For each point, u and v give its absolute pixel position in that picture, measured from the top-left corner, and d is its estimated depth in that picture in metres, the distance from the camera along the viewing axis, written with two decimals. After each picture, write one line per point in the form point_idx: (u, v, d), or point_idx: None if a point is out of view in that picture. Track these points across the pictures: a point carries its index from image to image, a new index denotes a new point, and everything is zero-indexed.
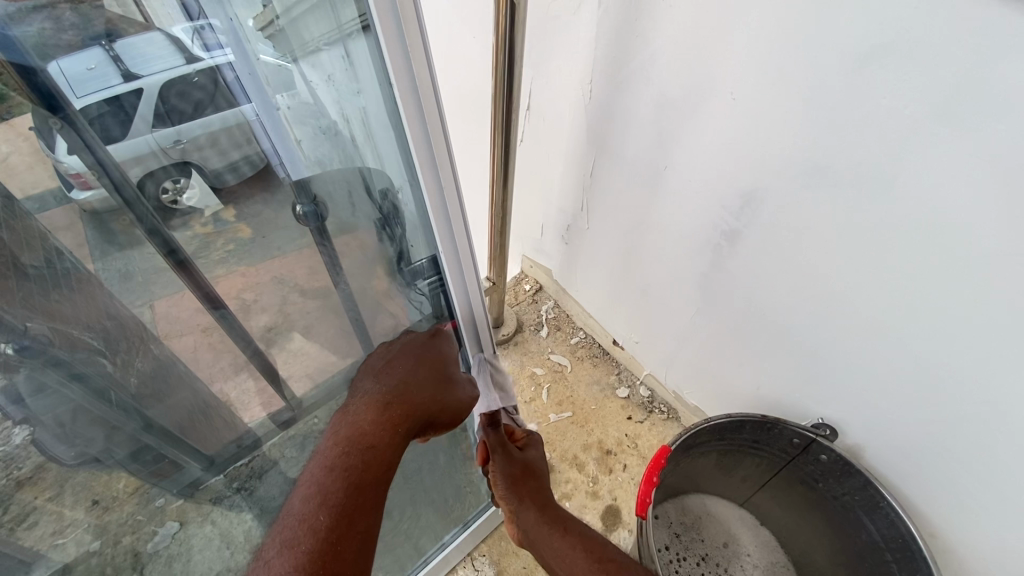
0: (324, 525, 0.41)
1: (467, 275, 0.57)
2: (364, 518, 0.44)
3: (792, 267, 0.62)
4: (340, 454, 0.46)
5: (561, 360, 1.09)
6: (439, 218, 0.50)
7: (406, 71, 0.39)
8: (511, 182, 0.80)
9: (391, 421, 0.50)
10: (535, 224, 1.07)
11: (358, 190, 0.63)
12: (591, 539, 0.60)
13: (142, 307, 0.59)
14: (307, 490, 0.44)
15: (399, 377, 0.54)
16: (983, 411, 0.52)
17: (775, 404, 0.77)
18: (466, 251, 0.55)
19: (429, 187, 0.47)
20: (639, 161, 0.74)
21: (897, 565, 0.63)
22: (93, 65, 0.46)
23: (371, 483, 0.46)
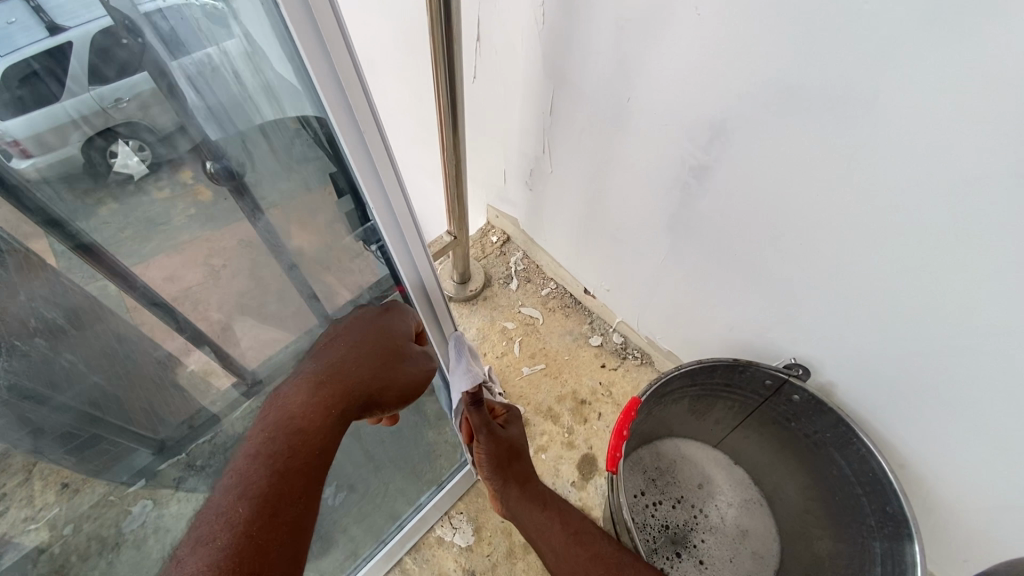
0: (243, 518, 0.42)
1: (412, 242, 0.53)
2: (291, 508, 0.45)
3: (765, 203, 0.58)
4: (265, 441, 0.47)
5: (532, 313, 1.05)
6: (367, 180, 0.44)
7: (303, 12, 0.32)
8: (461, 128, 0.73)
9: (323, 405, 0.49)
10: (496, 171, 0.99)
11: (269, 154, 0.55)
12: (567, 512, 0.67)
13: (96, 283, 0.56)
14: (230, 481, 0.45)
15: (337, 357, 0.52)
16: (959, 342, 0.51)
17: (749, 345, 0.75)
18: (404, 213, 0.49)
19: (351, 145, 0.41)
20: (599, 94, 0.67)
21: (867, 500, 0.63)
22: (9, 18, 0.41)
23: (299, 469, 0.46)
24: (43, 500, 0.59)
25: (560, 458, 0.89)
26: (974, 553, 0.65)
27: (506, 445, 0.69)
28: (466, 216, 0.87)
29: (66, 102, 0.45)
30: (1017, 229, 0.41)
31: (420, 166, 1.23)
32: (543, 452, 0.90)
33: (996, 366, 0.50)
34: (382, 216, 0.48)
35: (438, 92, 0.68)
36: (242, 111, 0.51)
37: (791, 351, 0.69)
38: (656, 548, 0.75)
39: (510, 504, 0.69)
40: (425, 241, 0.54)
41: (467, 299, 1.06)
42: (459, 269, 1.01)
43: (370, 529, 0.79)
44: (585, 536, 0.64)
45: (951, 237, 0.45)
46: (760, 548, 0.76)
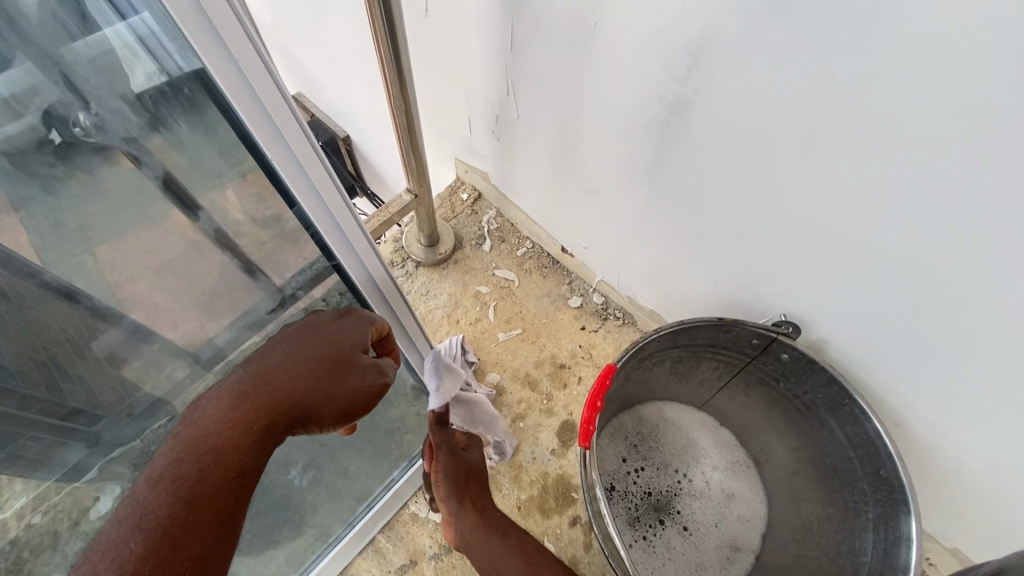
0: (135, 554, 0.37)
1: (344, 219, 0.49)
2: (199, 537, 0.40)
3: (755, 138, 0.50)
4: (170, 463, 0.42)
5: (507, 275, 0.98)
6: (263, 131, 0.39)
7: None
8: (406, 70, 0.63)
9: (243, 420, 0.45)
10: (460, 120, 0.90)
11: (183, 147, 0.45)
12: (528, 543, 0.65)
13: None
14: (128, 507, 0.40)
15: (268, 366, 0.48)
16: (971, 291, 0.45)
17: (735, 301, 0.69)
18: (318, 172, 0.44)
19: (231, 89, 0.35)
20: (564, 20, 0.58)
21: (859, 461, 0.59)
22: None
23: (210, 492, 0.42)
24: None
25: (539, 427, 0.85)
26: (970, 508, 0.62)
27: (465, 466, 0.68)
28: (425, 171, 0.79)
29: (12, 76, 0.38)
30: None
31: (381, 120, 1.13)
32: (521, 421, 0.85)
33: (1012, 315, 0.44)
34: (292, 178, 0.43)
35: (373, 24, 0.57)
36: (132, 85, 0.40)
37: (781, 307, 0.63)
38: (639, 516, 0.71)
39: (463, 531, 0.65)
40: (350, 203, 0.48)
41: (437, 263, 0.99)
42: (425, 231, 0.94)
43: (340, 508, 0.75)
44: (547, 568, 0.61)
45: (976, 169, 0.39)
46: (747, 511, 0.72)
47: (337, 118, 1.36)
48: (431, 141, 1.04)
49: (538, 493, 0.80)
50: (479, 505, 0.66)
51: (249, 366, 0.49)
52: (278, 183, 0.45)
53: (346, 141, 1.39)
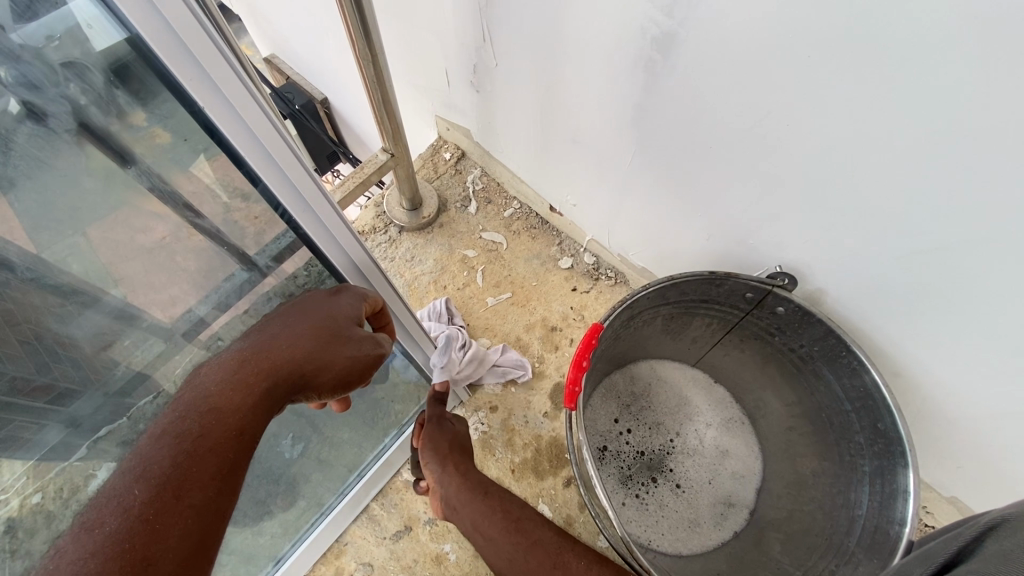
0: (139, 502, 0.35)
1: (315, 203, 0.43)
2: (200, 492, 0.37)
3: (748, 74, 0.46)
4: (172, 420, 0.39)
5: (494, 238, 0.95)
6: (201, 90, 0.32)
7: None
8: (370, 16, 0.57)
9: (244, 383, 0.42)
10: (438, 73, 0.85)
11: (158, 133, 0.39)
12: (510, 500, 0.60)
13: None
14: (130, 460, 0.37)
15: (270, 332, 0.45)
16: (980, 233, 0.42)
17: (730, 254, 0.66)
18: (275, 142, 0.37)
19: (169, 57, 0.29)
20: None
21: (855, 416, 0.58)
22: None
23: (213, 449, 0.39)
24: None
25: (532, 390, 0.84)
26: (968, 457, 0.61)
27: (452, 437, 0.66)
28: (399, 129, 0.75)
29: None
30: None
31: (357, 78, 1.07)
32: (513, 385, 0.84)
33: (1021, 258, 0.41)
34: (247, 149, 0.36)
35: None
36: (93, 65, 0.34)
37: (777, 258, 0.60)
38: (631, 475, 0.71)
39: (447, 494, 0.61)
40: (319, 181, 0.42)
41: (421, 227, 0.95)
42: (407, 193, 0.90)
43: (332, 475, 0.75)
44: (526, 523, 0.57)
45: (989, 98, 0.35)
46: (740, 467, 0.72)
47: (313, 80, 1.29)
48: (409, 98, 0.98)
49: (532, 455, 0.79)
50: (463, 469, 0.62)
51: (253, 330, 0.46)
52: (232, 155, 0.38)
53: (324, 104, 1.32)
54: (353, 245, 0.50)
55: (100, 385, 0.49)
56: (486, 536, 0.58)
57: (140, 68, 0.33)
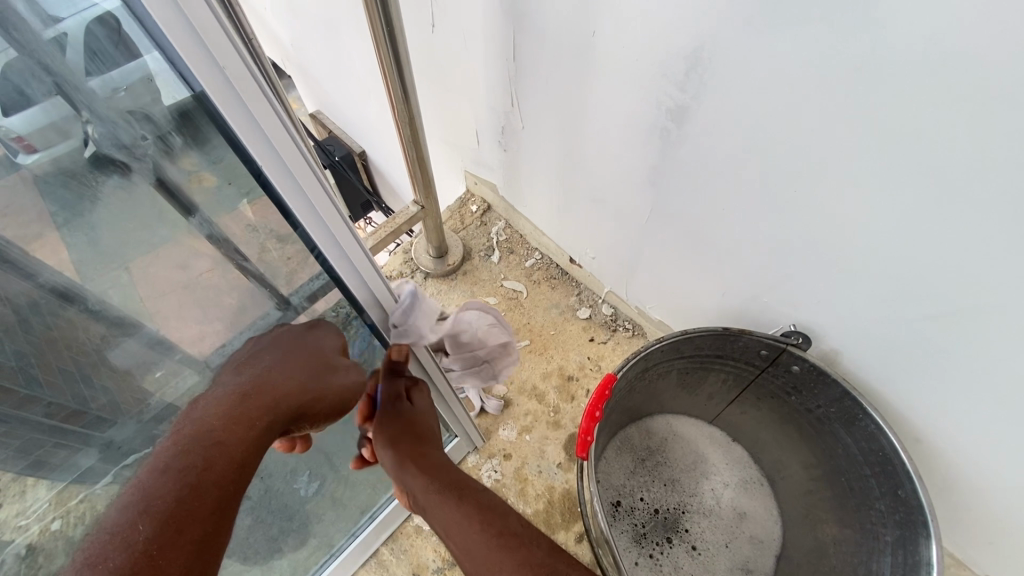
0: (142, 538, 0.32)
1: (349, 247, 0.45)
2: (199, 527, 0.35)
3: (756, 143, 0.49)
4: (177, 450, 0.37)
5: (515, 286, 0.98)
6: (256, 145, 0.35)
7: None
8: (410, 82, 0.64)
9: (251, 414, 0.40)
10: (468, 133, 0.92)
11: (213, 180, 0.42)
12: (490, 507, 0.54)
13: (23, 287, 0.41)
14: (128, 495, 0.35)
15: (268, 363, 0.45)
16: (982, 298, 0.43)
17: (745, 312, 0.67)
18: (308, 177, 0.38)
19: (231, 114, 0.32)
20: (564, 30, 0.58)
21: (876, 481, 0.56)
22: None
23: (218, 482, 0.37)
24: None
25: (546, 440, 0.84)
26: (1001, 534, 0.58)
27: (407, 421, 0.61)
28: (431, 183, 0.80)
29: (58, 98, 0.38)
30: None
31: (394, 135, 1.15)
32: (527, 433, 0.84)
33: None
34: (280, 182, 0.37)
35: (374, 35, 0.58)
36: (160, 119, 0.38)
37: (791, 317, 0.61)
38: (645, 533, 0.69)
39: (415, 491, 0.59)
40: (347, 217, 0.43)
41: (446, 274, 0.99)
42: (434, 242, 0.95)
43: (344, 515, 0.75)
44: (511, 537, 0.50)
45: (976, 173, 0.38)
46: (759, 531, 0.70)
47: (353, 135, 1.39)
48: (441, 154, 1.05)
49: (544, 507, 0.78)
50: (431, 470, 0.58)
51: (248, 364, 0.46)
52: (267, 189, 0.39)
53: (362, 157, 1.41)
54: (383, 290, 0.51)
55: (136, 413, 0.52)
56: (462, 543, 0.52)
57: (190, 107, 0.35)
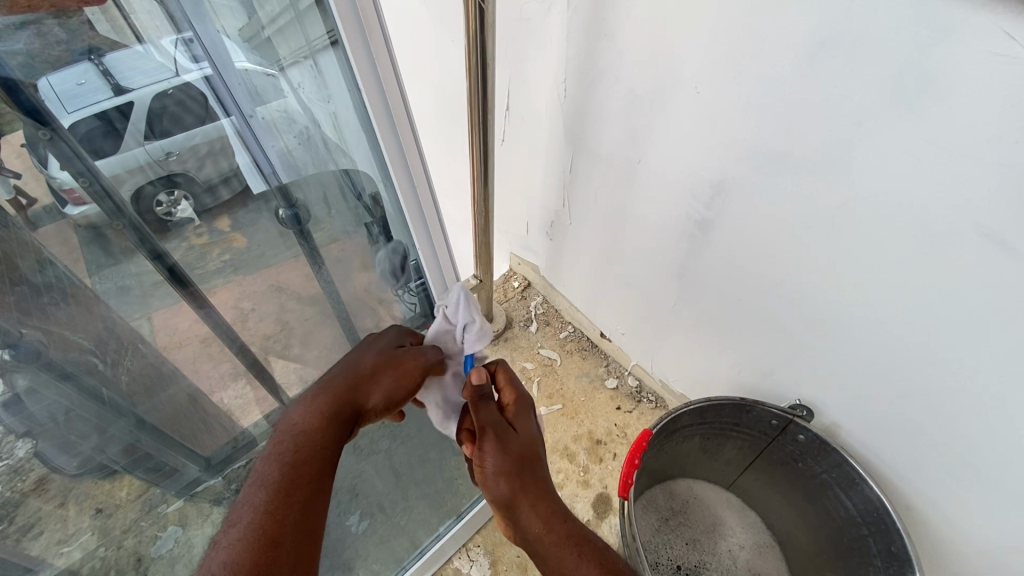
0: (263, 502, 0.41)
1: (443, 264, 0.63)
2: (301, 491, 0.43)
3: (764, 250, 0.64)
4: (277, 443, 0.47)
5: (550, 354, 1.11)
6: (408, 186, 0.54)
7: (359, 34, 0.42)
8: (490, 183, 0.81)
9: (330, 408, 0.50)
10: (520, 222, 1.09)
11: (334, 195, 0.67)
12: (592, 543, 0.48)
13: (140, 319, 0.59)
14: (248, 481, 0.44)
15: (330, 375, 0.54)
16: (945, 382, 0.55)
17: (756, 387, 0.79)
18: (429, 207, 0.57)
19: (399, 166, 0.52)
20: (614, 155, 0.76)
21: (873, 540, 0.67)
22: (83, 80, 0.47)
23: (312, 460, 0.46)
24: (77, 524, 0.60)
25: (576, 497, 0.92)
26: None
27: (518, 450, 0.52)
28: (491, 261, 0.96)
29: (134, 151, 0.53)
30: (984, 276, 0.47)
31: (448, 217, 1.34)
32: (559, 490, 0.92)
33: (974, 404, 0.54)
34: (412, 211, 0.56)
35: (472, 151, 0.77)
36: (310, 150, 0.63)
37: (796, 393, 0.73)
38: None
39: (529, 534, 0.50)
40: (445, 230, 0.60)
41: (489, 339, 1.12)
42: (482, 311, 1.09)
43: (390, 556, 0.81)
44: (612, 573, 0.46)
45: (924, 285, 0.52)
46: None
47: None
48: None
49: None
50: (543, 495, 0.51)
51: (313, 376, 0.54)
52: (400, 212, 0.58)
53: None
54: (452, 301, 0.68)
55: None
56: None
57: (359, 140, 0.58)
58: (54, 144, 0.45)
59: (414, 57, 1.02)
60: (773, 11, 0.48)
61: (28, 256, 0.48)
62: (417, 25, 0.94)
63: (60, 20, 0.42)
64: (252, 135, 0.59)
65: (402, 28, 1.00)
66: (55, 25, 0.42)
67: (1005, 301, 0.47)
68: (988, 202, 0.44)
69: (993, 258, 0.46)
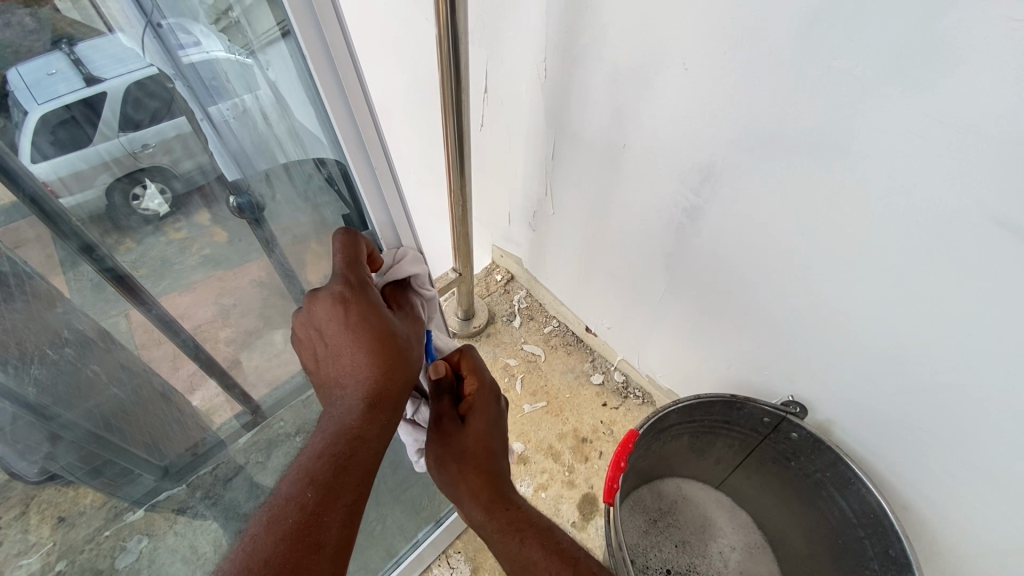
0: (312, 502, 0.40)
1: (415, 266, 0.59)
2: (350, 493, 0.42)
3: (756, 239, 0.61)
4: (327, 442, 0.44)
5: (534, 350, 1.07)
6: (370, 190, 0.50)
7: (311, 22, 0.37)
8: (467, 170, 0.76)
9: (374, 407, 0.46)
10: (502, 213, 1.05)
11: (278, 174, 0.56)
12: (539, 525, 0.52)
13: (118, 316, 0.56)
14: (293, 474, 0.42)
15: (353, 362, 0.47)
16: (945, 377, 0.52)
17: (746, 383, 0.76)
18: (395, 202, 0.52)
19: (359, 168, 0.48)
20: (598, 141, 0.72)
21: (869, 541, 0.64)
22: (54, 69, 0.42)
23: (362, 461, 0.44)
24: (37, 535, 0.54)
25: (560, 498, 0.88)
26: None
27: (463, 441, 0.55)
28: (470, 254, 0.91)
29: (100, 145, 0.48)
30: (991, 264, 0.44)
31: (427, 209, 1.29)
32: (543, 491, 0.89)
33: (976, 399, 0.51)
34: (375, 210, 0.51)
35: (446, 133, 0.71)
36: (264, 150, 0.55)
37: (788, 389, 0.70)
38: None
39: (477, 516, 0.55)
40: (416, 234, 0.57)
41: (470, 335, 1.08)
42: (463, 305, 1.04)
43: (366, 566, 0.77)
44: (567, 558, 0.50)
45: (926, 273, 0.49)
46: None
47: None
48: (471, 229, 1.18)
49: None
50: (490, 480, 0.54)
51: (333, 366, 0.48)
52: (362, 211, 0.53)
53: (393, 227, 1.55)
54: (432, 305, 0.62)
55: None
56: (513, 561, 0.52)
57: (319, 143, 0.50)
58: (8, 135, 0.40)
59: (385, 38, 0.96)
60: None
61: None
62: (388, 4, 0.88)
63: (30, 8, 0.38)
64: (221, 128, 0.53)
65: (372, 8, 0.94)
66: (26, 14, 0.37)
67: (1013, 291, 0.44)
68: (999, 184, 0.40)
69: (1002, 244, 0.43)
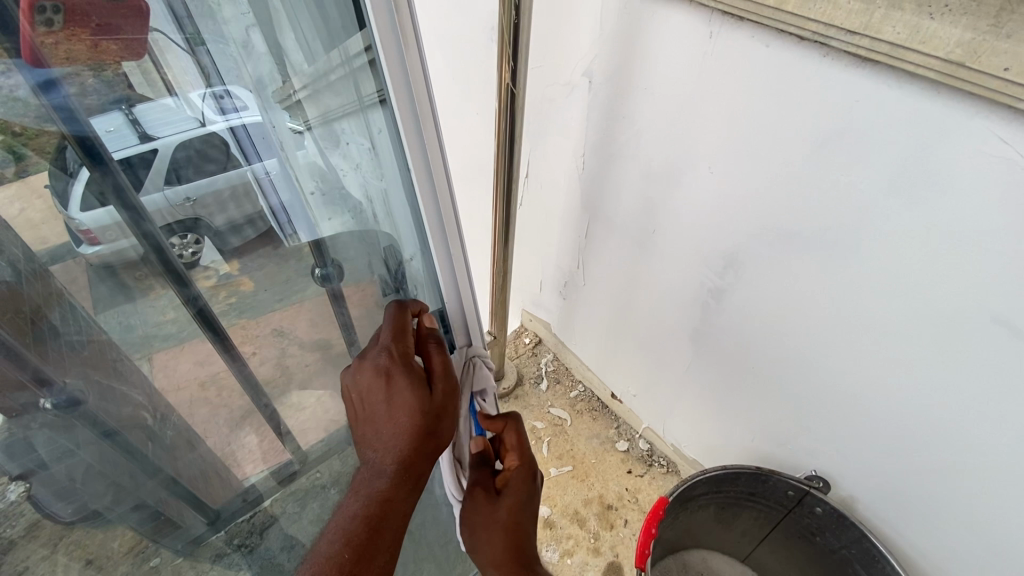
0: (348, 561, 0.44)
1: (472, 328, 0.63)
2: (384, 553, 0.46)
3: (778, 320, 0.67)
4: (362, 504, 0.48)
5: (560, 414, 1.11)
6: (439, 251, 0.55)
7: (407, 94, 0.44)
8: (510, 246, 0.85)
9: (404, 472, 0.50)
10: (534, 281, 1.13)
11: (377, 257, 0.67)
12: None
13: (142, 359, 0.57)
14: (333, 533, 0.47)
15: (387, 430, 0.51)
16: (964, 463, 0.55)
17: (772, 456, 0.79)
18: (460, 262, 0.57)
19: (432, 229, 0.54)
20: (630, 223, 0.80)
21: None
22: (112, 127, 0.46)
23: (393, 525, 0.48)
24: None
25: (585, 565, 0.89)
26: None
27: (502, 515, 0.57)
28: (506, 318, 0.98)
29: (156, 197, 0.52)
30: (997, 360, 0.49)
31: None
32: (569, 557, 0.90)
33: (994, 487, 0.54)
34: (445, 277, 0.58)
35: (495, 222, 0.82)
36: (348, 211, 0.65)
37: (811, 464, 0.73)
38: None
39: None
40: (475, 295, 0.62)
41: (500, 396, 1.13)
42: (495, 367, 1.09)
43: None
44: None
45: (936, 362, 0.53)
46: None
47: None
48: None
49: None
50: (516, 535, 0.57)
51: (371, 430, 0.53)
52: (432, 274, 0.60)
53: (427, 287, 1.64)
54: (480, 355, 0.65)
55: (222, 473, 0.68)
56: None
57: (400, 199, 0.57)
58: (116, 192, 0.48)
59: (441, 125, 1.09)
60: (785, 106, 0.52)
61: (50, 302, 0.47)
62: (447, 99, 1.02)
63: (96, 71, 0.42)
64: (267, 185, 0.60)
65: None
66: (91, 77, 0.42)
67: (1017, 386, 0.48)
68: (995, 290, 0.46)
69: (1003, 340, 0.48)
